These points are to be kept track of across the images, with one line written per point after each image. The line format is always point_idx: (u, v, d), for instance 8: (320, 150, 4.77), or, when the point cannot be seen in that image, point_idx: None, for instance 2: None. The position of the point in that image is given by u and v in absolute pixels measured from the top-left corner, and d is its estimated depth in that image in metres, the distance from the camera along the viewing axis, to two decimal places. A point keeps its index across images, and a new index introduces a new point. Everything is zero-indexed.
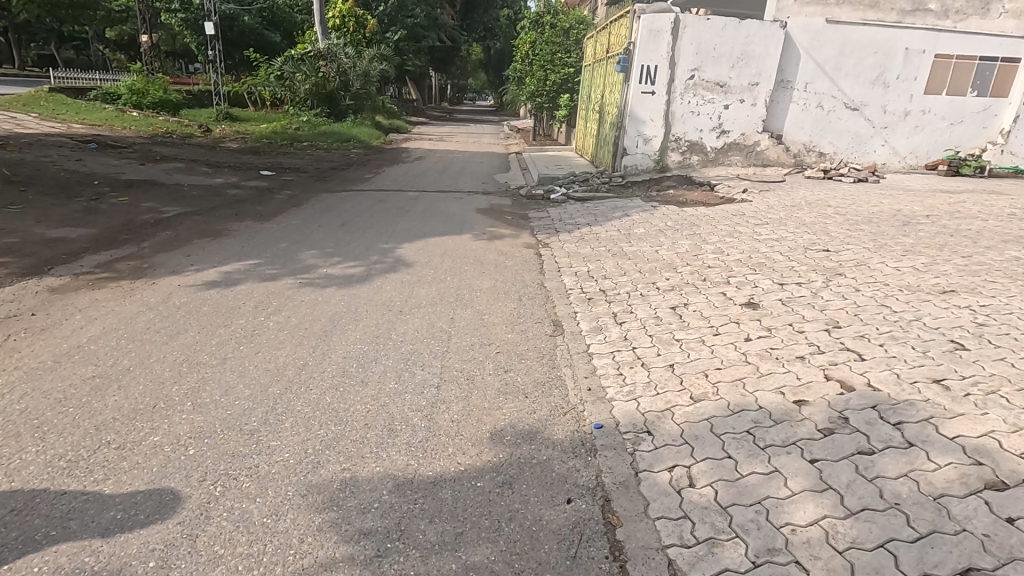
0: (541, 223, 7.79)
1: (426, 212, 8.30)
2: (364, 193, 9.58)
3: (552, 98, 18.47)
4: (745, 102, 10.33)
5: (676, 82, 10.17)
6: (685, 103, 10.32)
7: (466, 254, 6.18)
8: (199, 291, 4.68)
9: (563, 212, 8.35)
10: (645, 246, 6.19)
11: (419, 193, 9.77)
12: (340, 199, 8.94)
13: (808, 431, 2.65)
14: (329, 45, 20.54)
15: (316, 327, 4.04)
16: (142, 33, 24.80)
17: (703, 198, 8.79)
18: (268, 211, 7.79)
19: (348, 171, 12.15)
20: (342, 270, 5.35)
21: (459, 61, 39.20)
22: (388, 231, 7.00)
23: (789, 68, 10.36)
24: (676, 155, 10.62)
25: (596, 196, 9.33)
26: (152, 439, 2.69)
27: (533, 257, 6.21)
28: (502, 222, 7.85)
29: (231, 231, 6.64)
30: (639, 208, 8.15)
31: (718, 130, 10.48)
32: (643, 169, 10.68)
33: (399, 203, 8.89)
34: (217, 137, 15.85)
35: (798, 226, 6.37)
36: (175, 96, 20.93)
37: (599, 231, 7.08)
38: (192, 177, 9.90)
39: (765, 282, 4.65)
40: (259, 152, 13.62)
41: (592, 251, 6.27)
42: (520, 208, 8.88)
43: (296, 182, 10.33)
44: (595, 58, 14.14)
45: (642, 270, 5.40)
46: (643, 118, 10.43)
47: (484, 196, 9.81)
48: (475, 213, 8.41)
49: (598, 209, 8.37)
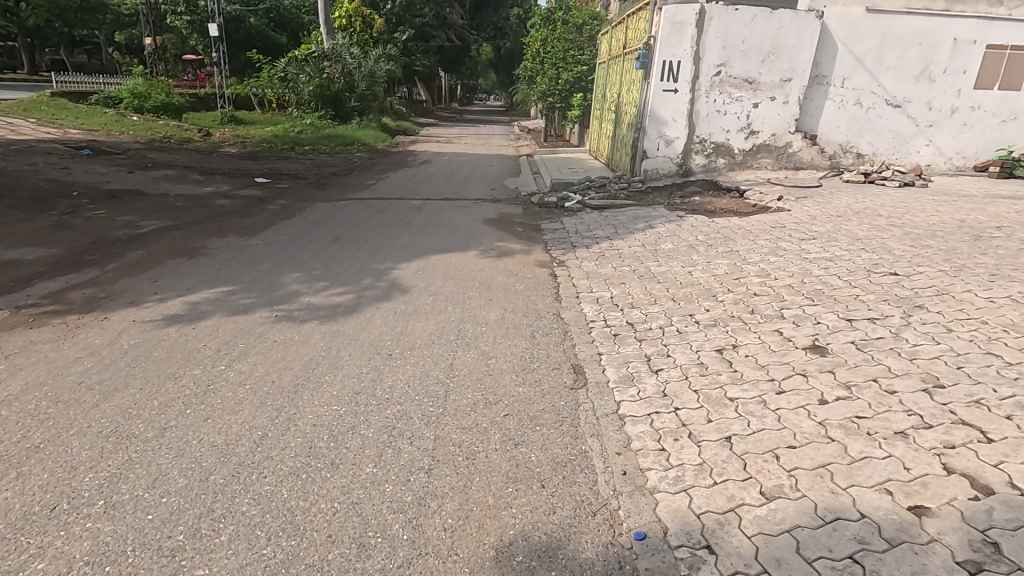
0: (554, 236, 7.05)
1: (429, 224, 7.59)
2: (363, 201, 8.90)
3: (563, 97, 17.76)
4: (776, 100, 9.49)
5: (700, 79, 9.36)
6: (710, 102, 9.49)
7: (471, 275, 5.45)
8: (154, 328, 3.99)
9: (580, 224, 7.60)
10: (675, 265, 5.43)
11: (422, 202, 9.06)
12: (337, 210, 8.25)
13: (944, 565, 1.88)
14: (334, 45, 20.12)
15: (284, 380, 3.32)
16: (146, 36, 24.49)
17: (733, 206, 8.01)
18: (255, 225, 7.11)
19: (349, 177, 11.49)
20: (327, 299, 4.65)
21: (469, 61, 38.60)
22: (386, 247, 6.30)
23: (824, 62, 9.51)
24: (701, 158, 9.81)
25: (615, 204, 8.57)
26: (33, 568, 1.99)
27: (546, 278, 5.47)
28: (512, 234, 7.13)
29: (210, 249, 5.97)
30: (663, 218, 7.39)
31: (747, 130, 9.65)
32: (664, 173, 9.89)
33: (401, 214, 8.19)
34: (216, 141, 15.28)
35: (852, 241, 5.56)
36: (178, 99, 20.43)
37: (620, 246, 6.32)
38: (181, 186, 9.28)
39: (829, 318, 3.85)
40: (258, 158, 13.02)
41: (614, 271, 5.51)
42: (532, 218, 8.14)
43: (292, 190, 9.69)
44: (610, 55, 13.36)
45: (675, 297, 4.63)
46: (665, 118, 9.63)
47: (492, 204, 9.08)
48: (483, 224, 7.70)
49: (617, 219, 7.62)
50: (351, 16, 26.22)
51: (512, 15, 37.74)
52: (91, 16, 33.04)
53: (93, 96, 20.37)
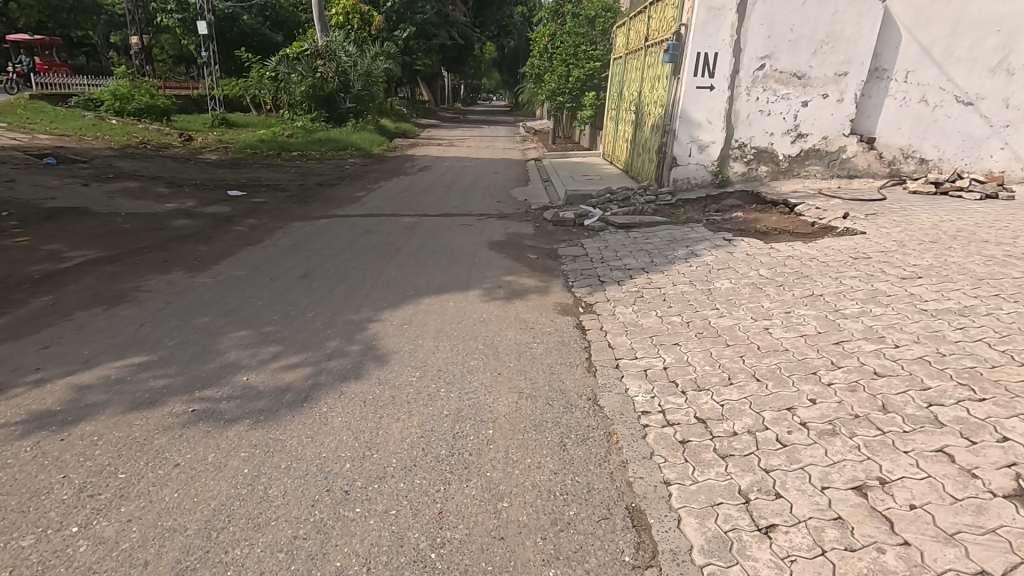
0: (574, 267, 5.74)
1: (423, 249, 6.30)
2: (349, 220, 7.62)
3: (574, 96, 16.25)
4: (829, 97, 8.13)
5: (740, 74, 8.04)
6: (753, 100, 8.15)
7: (474, 330, 4.16)
8: (4, 438, 2.71)
9: (606, 248, 6.30)
10: (741, 316, 4.12)
11: (416, 220, 7.78)
12: (315, 231, 6.99)
13: None
14: (327, 42, 18.82)
15: (164, 562, 2.03)
16: (134, 35, 23.43)
17: (787, 225, 6.72)
18: (211, 253, 5.85)
19: (338, 188, 10.23)
20: (274, 378, 3.34)
21: (472, 59, 37.33)
22: (368, 286, 5.00)
23: (885, 54, 8.18)
24: (739, 165, 8.48)
25: (644, 221, 7.28)
26: None
27: (573, 334, 4.17)
28: (523, 264, 5.85)
29: (141, 292, 4.69)
30: (708, 242, 6.10)
31: (794, 133, 8.31)
32: (697, 183, 8.57)
33: (391, 236, 6.90)
34: (197, 146, 14.05)
35: (976, 282, 4.20)
36: (163, 101, 19.11)
37: (661, 285, 5.01)
38: (139, 202, 8.04)
39: (1018, 429, 2.52)
40: (238, 166, 11.78)
41: (660, 325, 4.20)
42: (546, 240, 6.86)
43: (269, 205, 8.43)
44: (628, 48, 12.01)
45: (756, 375, 3.32)
46: (698, 119, 8.28)
47: (499, 222, 7.80)
48: (488, 249, 6.41)
49: (650, 243, 6.33)
50: (347, 12, 24.82)
51: (515, 13, 37.43)
52: (82, 14, 31.91)
53: (73, 99, 19.13)
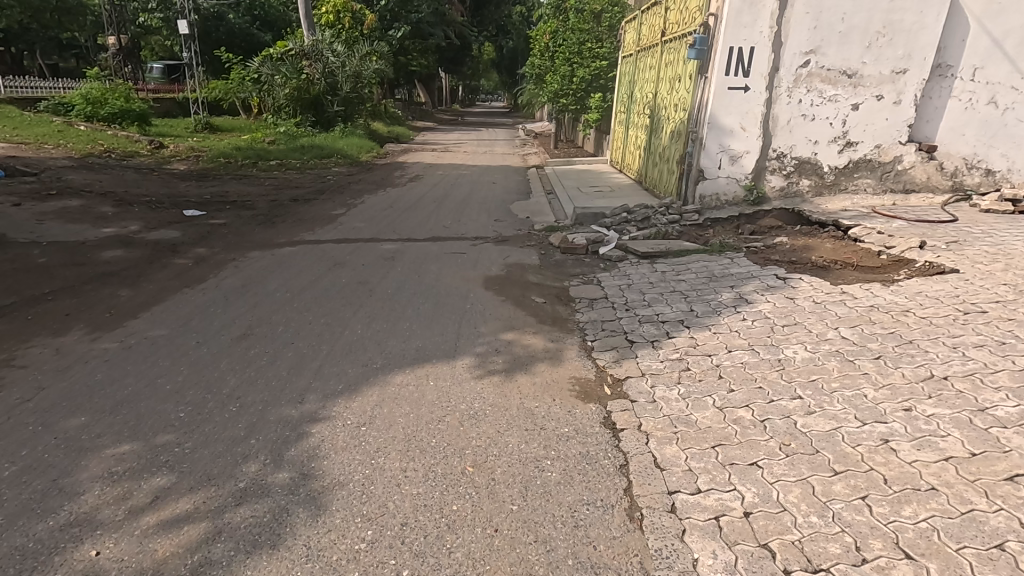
0: (591, 316, 4.53)
1: (403, 289, 5.10)
2: (318, 248, 6.40)
3: (579, 98, 14.98)
4: (884, 99, 6.92)
5: (780, 73, 6.84)
6: (795, 102, 6.93)
7: (458, 434, 2.95)
8: None
9: (630, 287, 5.10)
10: (841, 414, 2.89)
11: (399, 247, 6.57)
12: (275, 264, 5.80)
13: None
14: (313, 41, 17.51)
15: None
16: (111, 35, 22.24)
17: (847, 256, 5.52)
18: (132, 301, 4.62)
19: (315, 204, 9.02)
20: (137, 552, 2.12)
21: (470, 60, 36.19)
22: (323, 353, 3.79)
23: (949, 47, 6.96)
24: (776, 179, 7.27)
25: (671, 249, 6.08)
26: None
27: (600, 439, 2.95)
28: (527, 312, 4.65)
29: (10, 369, 3.47)
30: (757, 282, 4.90)
31: (841, 141, 7.10)
32: (729, 200, 7.39)
33: (366, 269, 5.68)
34: (167, 155, 12.83)
35: None
36: (139, 105, 17.84)
37: (711, 350, 3.79)
38: (71, 226, 6.82)
39: None
40: (206, 178, 10.57)
41: (722, 425, 2.97)
42: (554, 274, 5.66)
43: (227, 228, 7.21)
44: (641, 45, 10.82)
45: (898, 542, 2.10)
46: (730, 125, 7.09)
47: (498, 249, 6.60)
48: (482, 289, 5.20)
49: (685, 281, 5.13)
50: (339, 11, 23.05)
51: (513, 12, 36.29)
52: (67, 14, 30.83)
53: (42, 103, 17.89)
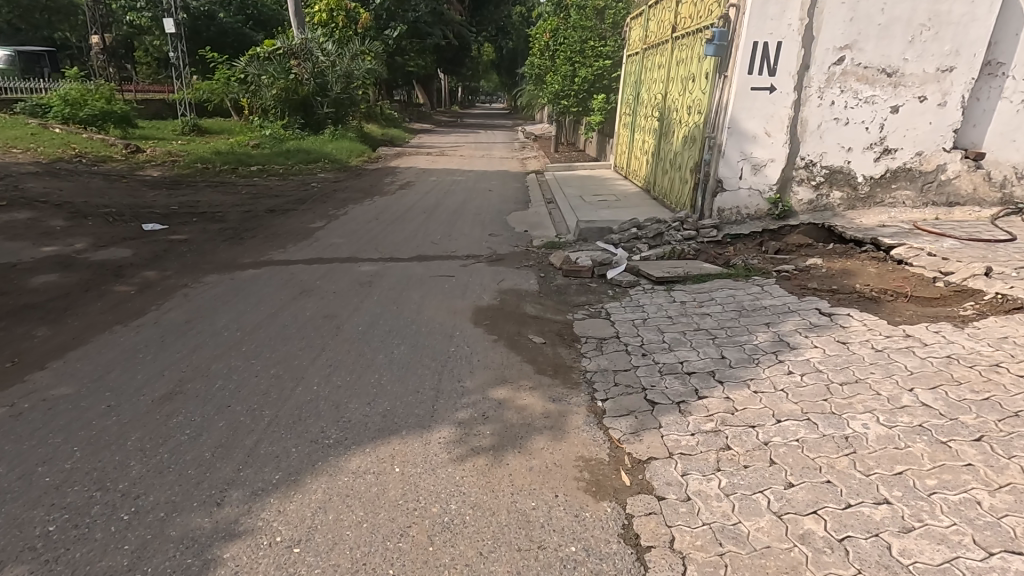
0: (600, 365, 3.73)
1: (376, 326, 4.31)
2: (286, 271, 5.61)
3: (581, 99, 14.15)
4: (927, 100, 6.13)
5: (811, 71, 6.05)
6: (827, 104, 6.14)
7: (425, 561, 2.15)
8: None
9: (645, 325, 4.31)
10: (955, 536, 2.09)
11: (379, 268, 5.78)
12: (232, 291, 5.03)
13: None
14: (302, 40, 16.75)
15: None
16: (95, 33, 21.48)
17: (897, 284, 4.73)
18: (45, 345, 3.83)
19: (292, 216, 8.22)
20: None
21: (469, 61, 35.53)
22: (263, 421, 3.01)
23: (999, 42, 6.15)
24: (805, 190, 6.48)
25: (689, 273, 5.29)
26: None
27: (620, 567, 2.15)
28: (522, 357, 3.86)
29: None
30: (797, 320, 4.12)
31: (878, 148, 6.31)
32: (751, 214, 6.61)
33: (336, 298, 4.88)
34: (142, 159, 12.05)
35: None
36: (121, 107, 17.05)
37: (755, 419, 2.98)
38: (8, 244, 6.02)
39: None
40: (178, 186, 9.78)
41: (785, 545, 2.17)
42: (555, 305, 4.87)
43: (187, 245, 6.41)
44: (647, 43, 10.05)
45: None
46: (752, 130, 6.31)
47: (491, 271, 5.81)
48: (470, 323, 4.42)
49: (710, 317, 4.35)
50: (331, 10, 22.22)
51: (512, 12, 35.67)
52: (57, 14, 30.24)
53: (19, 104, 17.12)
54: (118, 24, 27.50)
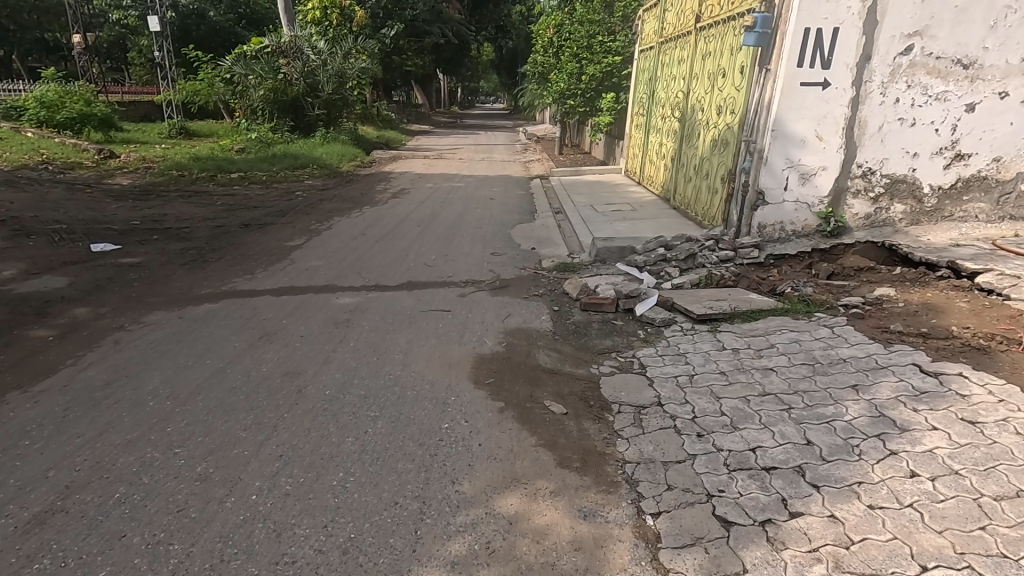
0: (643, 453, 2.79)
1: (348, 389, 3.37)
2: (249, 306, 4.67)
3: (588, 98, 13.40)
4: (1010, 97, 5.14)
5: (873, 62, 5.10)
6: (890, 103, 5.20)
7: None
8: None
9: (694, 387, 3.37)
10: None
11: (360, 301, 4.84)
12: (176, 334, 4.07)
13: None
14: (291, 37, 15.80)
15: None
16: (77, 32, 20.56)
17: (1005, 326, 3.75)
18: None
19: (268, 232, 7.27)
20: None
21: (468, 61, 34.72)
22: (165, 568, 2.06)
23: None
24: (861, 202, 5.52)
25: (736, 308, 4.33)
26: None
27: None
28: (537, 440, 2.92)
29: None
30: (894, 382, 3.16)
31: (950, 153, 5.32)
32: (797, 231, 5.68)
33: (304, 345, 3.94)
34: (114, 166, 11.14)
35: None
36: (101, 109, 16.12)
37: (885, 561, 2.03)
38: None
39: None
40: (147, 196, 8.86)
41: None
42: (575, 353, 3.92)
43: (137, 271, 5.47)
44: (665, 35, 9.11)
45: None
46: (801, 133, 5.37)
47: (495, 304, 4.86)
48: (469, 383, 3.48)
49: (775, 375, 3.41)
50: (325, 7, 21.26)
51: (512, 11, 34.84)
52: (46, 14, 29.40)
53: None
54: (108, 25, 26.57)
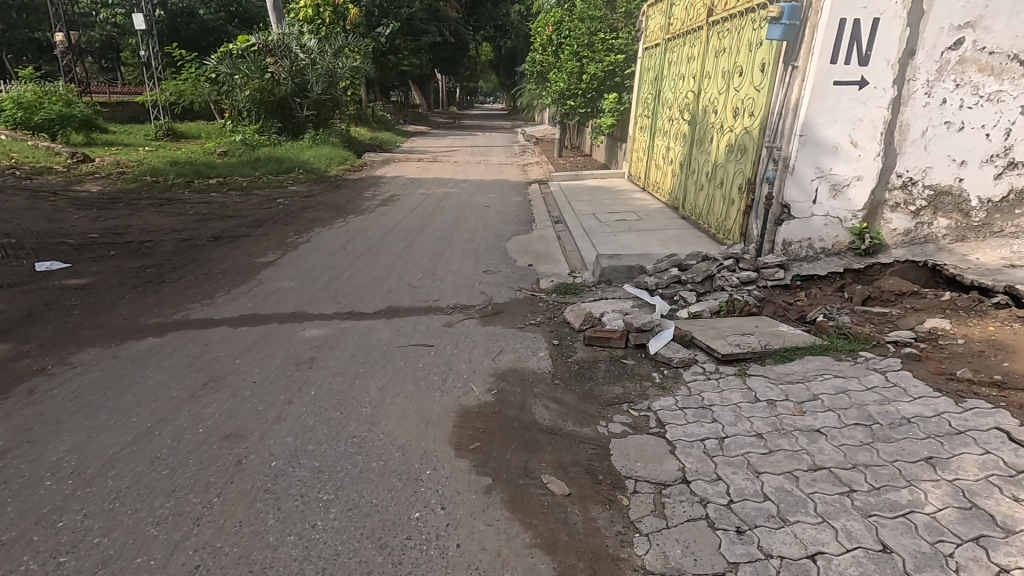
0: (669, 560, 2.15)
1: (299, 460, 2.73)
2: (200, 340, 4.04)
3: (590, 99, 12.72)
4: None
5: (917, 58, 4.47)
6: (936, 104, 4.56)
7: None
8: None
9: (725, 458, 2.72)
10: None
11: (330, 333, 4.20)
12: (105, 381, 3.43)
13: None
14: (279, 35, 15.15)
15: None
16: (61, 31, 19.89)
17: None
18: None
19: (239, 245, 6.62)
20: None
21: (467, 61, 34.05)
22: None
23: None
24: (900, 216, 4.88)
25: (766, 345, 3.70)
26: None
27: None
28: (531, 538, 2.27)
29: None
30: (980, 455, 2.52)
31: (1004, 161, 4.66)
32: (826, 248, 5.05)
33: (256, 395, 3.31)
34: (87, 171, 10.51)
35: None
36: (83, 110, 15.47)
37: None
38: None
39: None
40: (115, 204, 8.23)
41: None
42: (579, 403, 3.30)
43: (81, 295, 4.83)
44: (672, 31, 8.46)
45: None
46: (834, 139, 4.73)
47: (485, 335, 4.23)
48: (449, 451, 2.83)
49: (826, 440, 2.77)
50: (317, 5, 20.57)
51: (512, 9, 34.20)
52: (35, 13, 28.70)
53: None
54: (99, 24, 25.89)
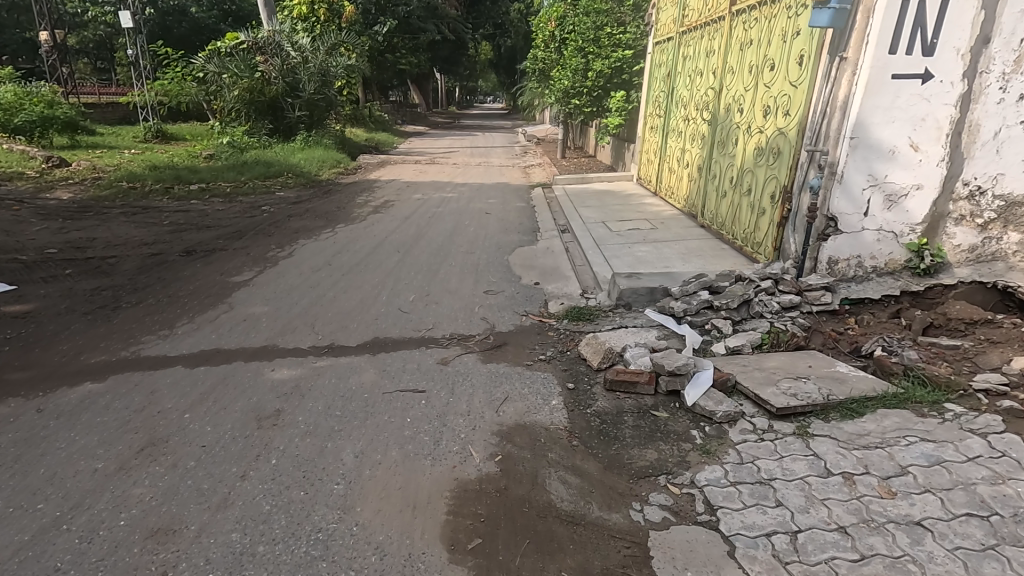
0: None
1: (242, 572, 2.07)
2: (145, 385, 3.38)
3: (596, 97, 11.93)
4: None
5: (991, 47, 3.77)
6: (1013, 101, 3.84)
7: None
8: None
9: (805, 568, 2.06)
10: None
11: (303, 375, 3.53)
12: (16, 447, 2.77)
13: None
14: (269, 32, 14.47)
15: None
16: (47, 30, 19.19)
17: None
18: None
19: (213, 261, 5.97)
20: None
21: (465, 60, 33.43)
22: None
23: None
24: (968, 231, 4.15)
25: (828, 394, 3.04)
26: None
27: None
28: None
29: None
30: None
31: None
32: (878, 266, 4.40)
33: (199, 467, 2.64)
34: (61, 176, 9.85)
35: None
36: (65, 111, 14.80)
37: None
38: None
39: None
40: (84, 214, 7.58)
41: None
42: (604, 474, 2.64)
43: (19, 326, 4.17)
44: (688, 23, 7.81)
45: None
46: (891, 141, 4.09)
47: (486, 376, 3.58)
48: (440, 554, 2.17)
49: (934, 539, 2.12)
50: (311, 2, 19.91)
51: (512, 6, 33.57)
52: (24, 12, 27.98)
53: None
54: (89, 24, 25.17)
